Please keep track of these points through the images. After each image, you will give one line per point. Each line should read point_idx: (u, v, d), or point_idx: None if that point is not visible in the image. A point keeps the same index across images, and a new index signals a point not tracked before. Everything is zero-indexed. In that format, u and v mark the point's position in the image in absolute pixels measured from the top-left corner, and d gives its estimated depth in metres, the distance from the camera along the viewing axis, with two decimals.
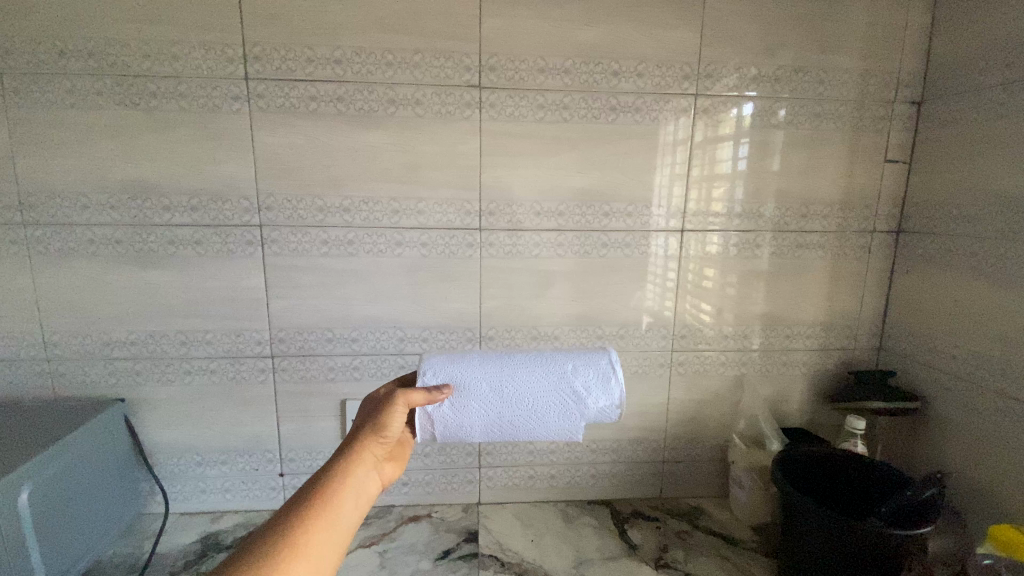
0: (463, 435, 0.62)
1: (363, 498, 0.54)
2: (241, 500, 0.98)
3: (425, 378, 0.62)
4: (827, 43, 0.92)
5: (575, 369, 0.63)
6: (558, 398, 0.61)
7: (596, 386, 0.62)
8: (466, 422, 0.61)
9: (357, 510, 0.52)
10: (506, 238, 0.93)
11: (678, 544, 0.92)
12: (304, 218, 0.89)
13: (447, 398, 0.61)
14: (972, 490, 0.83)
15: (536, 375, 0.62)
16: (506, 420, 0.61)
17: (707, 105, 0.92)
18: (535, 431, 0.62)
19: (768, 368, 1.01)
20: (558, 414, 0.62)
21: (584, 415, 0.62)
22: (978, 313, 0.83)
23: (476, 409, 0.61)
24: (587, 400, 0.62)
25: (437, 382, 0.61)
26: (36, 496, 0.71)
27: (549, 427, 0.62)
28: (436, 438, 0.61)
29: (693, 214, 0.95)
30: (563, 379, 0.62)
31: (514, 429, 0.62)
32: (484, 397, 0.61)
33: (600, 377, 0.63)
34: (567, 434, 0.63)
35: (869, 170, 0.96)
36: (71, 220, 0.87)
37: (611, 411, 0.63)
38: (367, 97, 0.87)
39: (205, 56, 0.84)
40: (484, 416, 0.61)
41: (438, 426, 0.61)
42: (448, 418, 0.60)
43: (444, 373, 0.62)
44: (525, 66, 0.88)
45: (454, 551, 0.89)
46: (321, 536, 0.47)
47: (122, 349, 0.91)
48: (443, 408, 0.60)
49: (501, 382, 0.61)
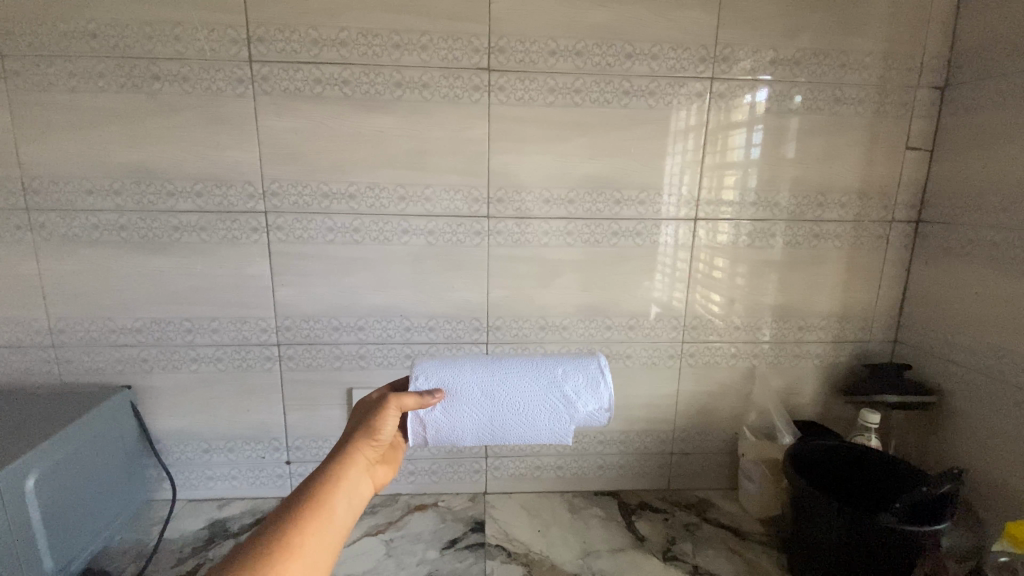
0: (456, 440, 0.60)
1: (356, 499, 0.53)
2: (248, 487, 0.98)
3: (418, 382, 0.61)
4: (848, 25, 0.88)
5: (566, 374, 0.62)
6: (548, 403, 0.61)
7: (586, 390, 0.62)
8: (459, 426, 0.59)
9: (350, 511, 0.52)
10: (514, 226, 0.91)
11: (686, 537, 0.91)
12: (308, 205, 0.88)
13: (439, 402, 0.60)
14: (988, 487, 0.81)
15: (526, 380, 0.61)
16: (498, 424, 0.60)
17: (723, 89, 0.89)
18: (525, 435, 0.61)
19: (780, 360, 1.00)
20: (548, 419, 0.61)
21: (574, 419, 0.61)
22: (999, 305, 0.81)
23: (466, 413, 0.59)
24: (577, 405, 0.61)
25: (430, 387, 0.60)
26: (47, 481, 0.71)
27: (539, 431, 0.61)
28: (428, 442, 0.60)
29: (704, 203, 0.92)
30: (554, 384, 0.61)
31: (505, 434, 0.60)
32: (474, 401, 0.60)
33: (590, 382, 0.62)
34: (556, 438, 0.61)
35: (890, 158, 0.93)
36: (75, 205, 0.86)
37: (600, 415, 0.62)
38: (373, 81, 0.85)
39: (208, 38, 0.82)
40: (475, 420, 0.60)
41: (430, 431, 0.59)
42: (440, 422, 0.59)
43: (437, 376, 0.61)
44: (536, 48, 0.85)
45: (461, 540, 0.89)
46: (315, 538, 0.47)
47: (128, 336, 0.91)
48: (436, 413, 0.59)
49: (491, 386, 0.60)
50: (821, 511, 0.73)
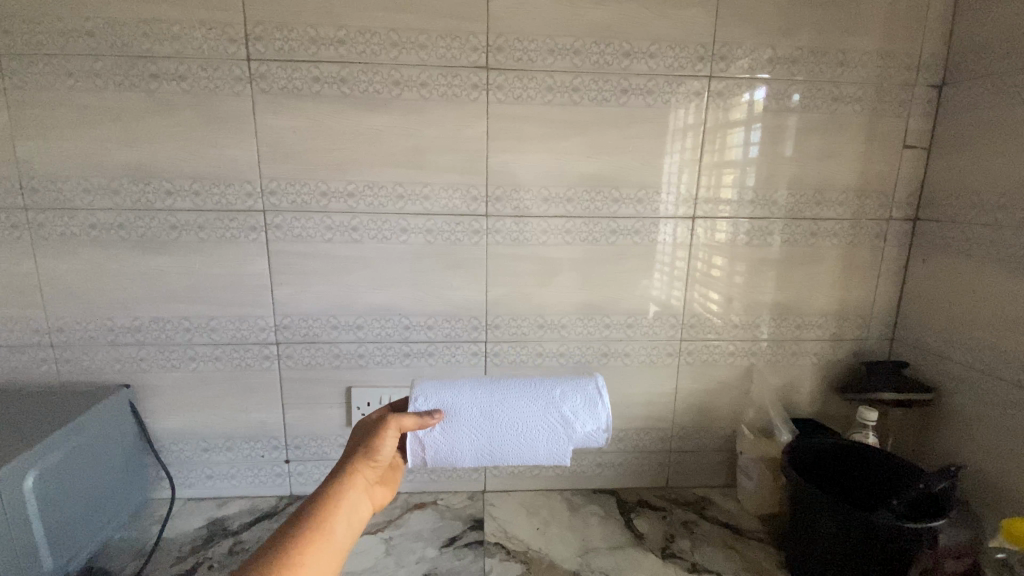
0: (455, 461, 0.60)
1: (356, 519, 0.53)
2: (248, 486, 0.98)
3: (417, 404, 0.61)
4: (846, 23, 0.88)
5: (563, 395, 0.63)
6: (545, 423, 0.61)
7: (583, 411, 0.62)
8: (458, 447, 0.59)
9: (349, 533, 0.52)
10: (512, 224, 0.91)
11: (685, 534, 0.91)
12: (307, 203, 0.88)
13: (438, 423, 0.60)
14: (985, 483, 0.82)
15: (524, 401, 0.61)
16: (497, 444, 0.60)
17: (720, 88, 0.89)
18: (523, 456, 0.61)
19: (778, 358, 1.00)
20: (546, 439, 0.61)
21: (572, 439, 0.61)
22: (996, 302, 0.82)
23: (464, 434, 0.60)
24: (575, 425, 0.61)
25: (429, 407, 0.60)
26: (46, 480, 0.71)
27: (537, 451, 0.61)
28: (427, 463, 0.60)
29: (703, 201, 0.92)
30: (552, 405, 0.62)
31: (504, 454, 0.61)
32: (472, 422, 0.60)
33: (588, 403, 0.62)
34: (555, 459, 0.61)
35: (887, 156, 0.94)
36: (73, 204, 0.86)
37: (598, 436, 0.62)
38: (371, 80, 0.85)
39: (206, 36, 0.82)
40: (473, 441, 0.60)
41: (429, 451, 0.59)
42: (439, 443, 0.59)
43: (436, 398, 0.61)
44: (534, 47, 0.85)
45: (460, 538, 0.89)
46: (313, 560, 0.47)
47: (126, 335, 0.91)
48: (434, 434, 0.59)
49: (489, 408, 0.61)
50: (820, 510, 0.73)
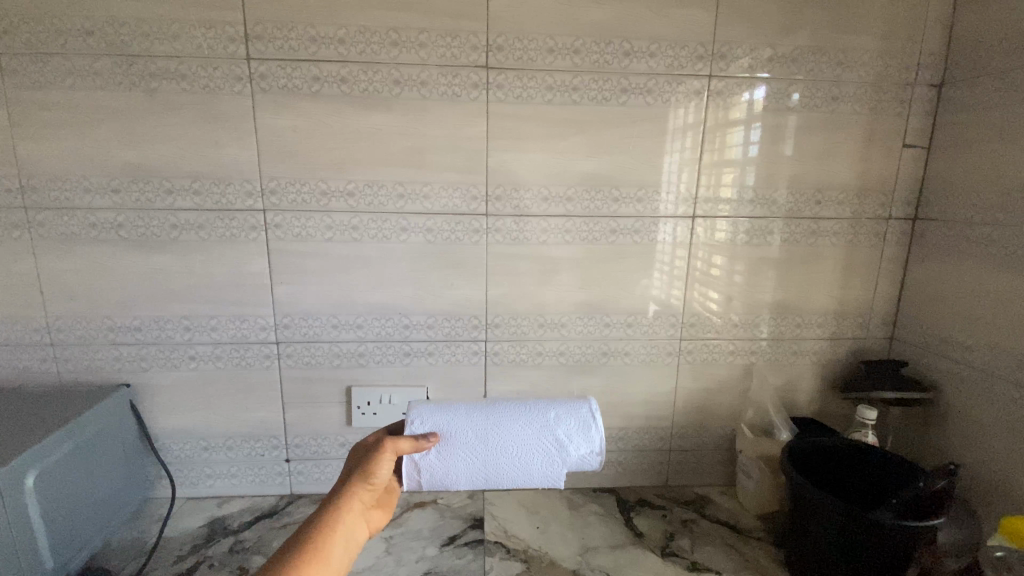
0: (450, 484, 0.61)
1: (348, 546, 0.53)
2: (248, 485, 0.98)
3: (413, 426, 0.61)
4: (846, 23, 0.88)
5: (558, 418, 0.62)
6: (540, 447, 0.61)
7: (578, 434, 0.62)
8: (452, 471, 0.60)
9: (340, 562, 0.52)
10: (512, 224, 0.91)
11: (684, 533, 0.91)
12: (307, 203, 0.88)
13: (434, 446, 0.60)
14: (984, 482, 0.82)
15: (520, 425, 0.61)
16: (491, 468, 0.60)
17: (720, 87, 0.89)
18: (518, 479, 0.61)
19: (778, 357, 1.00)
20: (541, 464, 0.61)
21: (566, 463, 0.62)
22: (995, 301, 0.82)
23: (459, 458, 0.60)
24: (569, 449, 0.61)
25: (424, 430, 0.60)
26: (46, 480, 0.71)
27: (532, 474, 0.61)
28: (423, 486, 0.60)
29: (703, 200, 0.92)
30: (546, 428, 0.62)
31: (498, 477, 0.61)
32: (466, 446, 0.60)
33: (582, 426, 0.62)
34: (549, 482, 0.62)
35: (886, 156, 0.94)
36: (72, 204, 0.86)
37: (592, 459, 0.63)
38: (371, 78, 0.85)
39: (206, 35, 0.82)
40: (468, 465, 0.60)
41: (425, 475, 0.59)
42: (434, 467, 0.59)
43: (432, 421, 0.61)
44: (534, 45, 0.85)
45: (460, 537, 0.89)
46: None
47: (126, 335, 0.91)
48: (430, 457, 0.60)
49: (485, 431, 0.61)
50: (817, 515, 0.74)
